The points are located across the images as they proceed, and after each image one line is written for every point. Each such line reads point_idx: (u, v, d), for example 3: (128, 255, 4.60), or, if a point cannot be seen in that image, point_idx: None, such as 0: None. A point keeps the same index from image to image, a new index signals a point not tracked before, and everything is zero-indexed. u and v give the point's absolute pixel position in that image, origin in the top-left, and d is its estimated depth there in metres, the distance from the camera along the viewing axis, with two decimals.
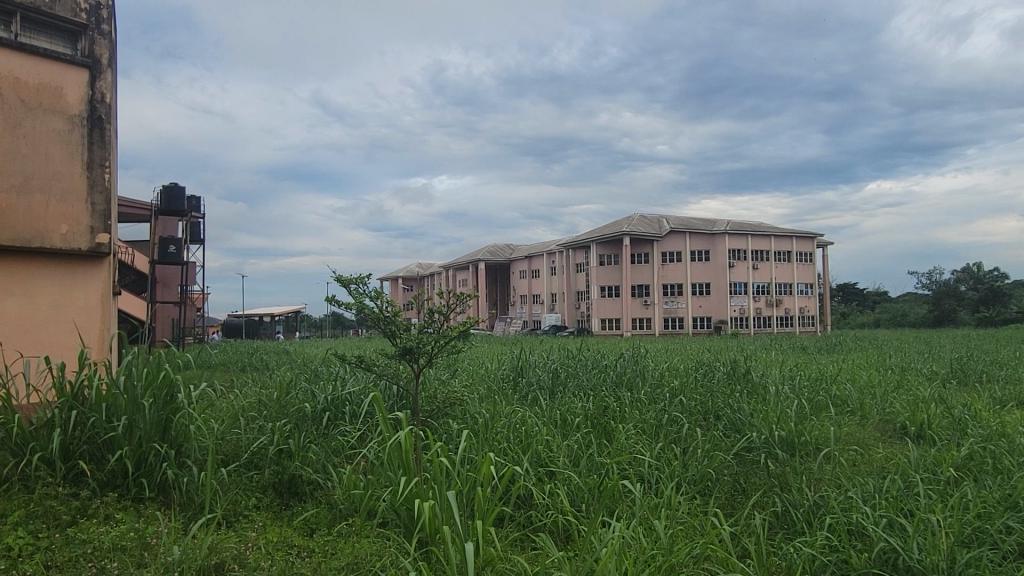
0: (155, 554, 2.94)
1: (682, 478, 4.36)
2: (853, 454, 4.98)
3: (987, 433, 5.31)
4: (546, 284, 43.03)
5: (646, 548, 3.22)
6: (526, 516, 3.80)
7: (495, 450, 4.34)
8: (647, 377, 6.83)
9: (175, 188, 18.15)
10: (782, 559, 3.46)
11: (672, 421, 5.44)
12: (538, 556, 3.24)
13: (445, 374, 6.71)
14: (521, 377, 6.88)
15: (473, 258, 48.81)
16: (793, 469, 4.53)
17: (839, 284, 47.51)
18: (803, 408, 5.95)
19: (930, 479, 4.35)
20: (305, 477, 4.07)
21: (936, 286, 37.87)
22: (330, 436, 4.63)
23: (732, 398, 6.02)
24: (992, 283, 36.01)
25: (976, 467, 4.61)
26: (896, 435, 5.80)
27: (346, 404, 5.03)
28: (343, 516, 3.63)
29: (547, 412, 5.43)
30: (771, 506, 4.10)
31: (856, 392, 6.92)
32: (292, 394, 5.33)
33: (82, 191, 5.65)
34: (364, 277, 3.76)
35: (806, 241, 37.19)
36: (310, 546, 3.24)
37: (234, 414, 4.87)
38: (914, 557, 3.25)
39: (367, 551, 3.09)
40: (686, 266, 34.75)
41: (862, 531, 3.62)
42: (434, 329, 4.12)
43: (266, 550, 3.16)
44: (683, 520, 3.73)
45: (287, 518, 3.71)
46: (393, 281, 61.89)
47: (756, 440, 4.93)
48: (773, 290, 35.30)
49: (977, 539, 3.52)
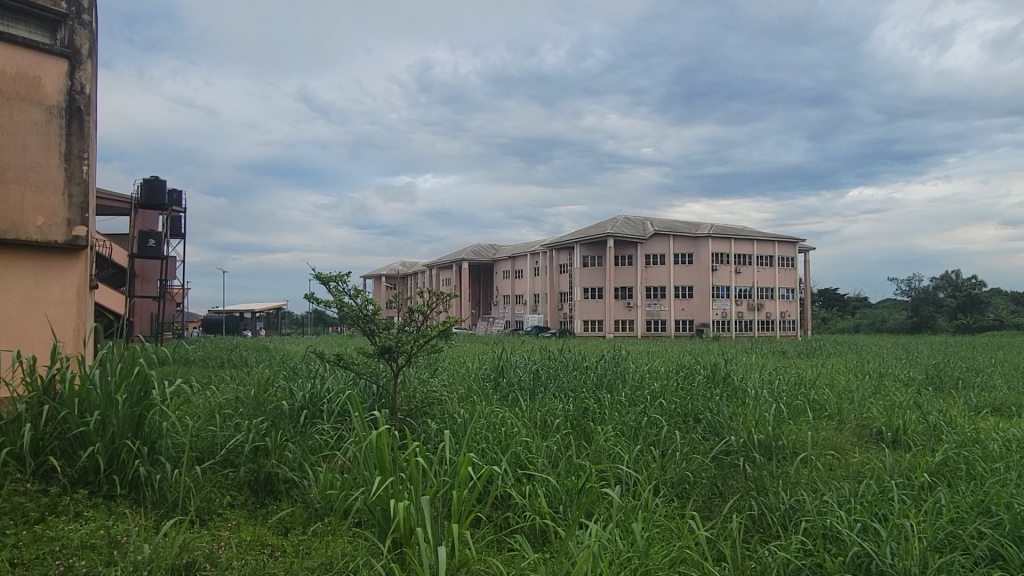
0: (125, 552, 2.90)
1: (660, 480, 4.37)
2: (831, 459, 5.01)
3: (961, 439, 5.38)
4: (530, 284, 43.00)
5: (622, 551, 3.21)
6: (504, 517, 3.79)
7: (474, 452, 4.32)
8: (627, 379, 6.84)
9: (156, 182, 17.93)
10: (757, 561, 3.47)
11: (652, 424, 5.46)
12: (514, 558, 3.22)
13: (425, 373, 6.70)
14: (501, 377, 6.86)
15: (457, 257, 48.71)
16: (770, 473, 4.56)
17: (820, 289, 47.93)
18: (781, 413, 5.97)
19: (905, 484, 4.40)
20: (281, 475, 4.04)
21: (915, 293, 38.37)
22: (307, 434, 4.58)
23: (711, 401, 6.04)
24: (970, 291, 36.49)
25: (951, 473, 4.66)
26: (872, 440, 5.85)
27: (324, 402, 4.98)
28: (318, 516, 3.60)
29: (528, 413, 5.42)
30: (747, 509, 4.11)
31: (834, 396, 6.98)
32: (269, 392, 5.27)
33: (60, 183, 5.56)
34: (344, 275, 3.76)
35: (788, 246, 37.52)
36: (284, 545, 3.21)
37: (210, 410, 4.81)
38: (887, 562, 3.27)
39: (341, 552, 3.06)
40: (669, 268, 34.91)
41: (836, 536, 3.64)
42: (414, 327, 4.09)
43: (239, 549, 3.12)
44: (660, 523, 3.73)
45: (261, 517, 3.67)
46: (376, 279, 61.50)
47: (735, 444, 4.94)
48: (755, 294, 35.54)
49: (949, 545, 3.55)
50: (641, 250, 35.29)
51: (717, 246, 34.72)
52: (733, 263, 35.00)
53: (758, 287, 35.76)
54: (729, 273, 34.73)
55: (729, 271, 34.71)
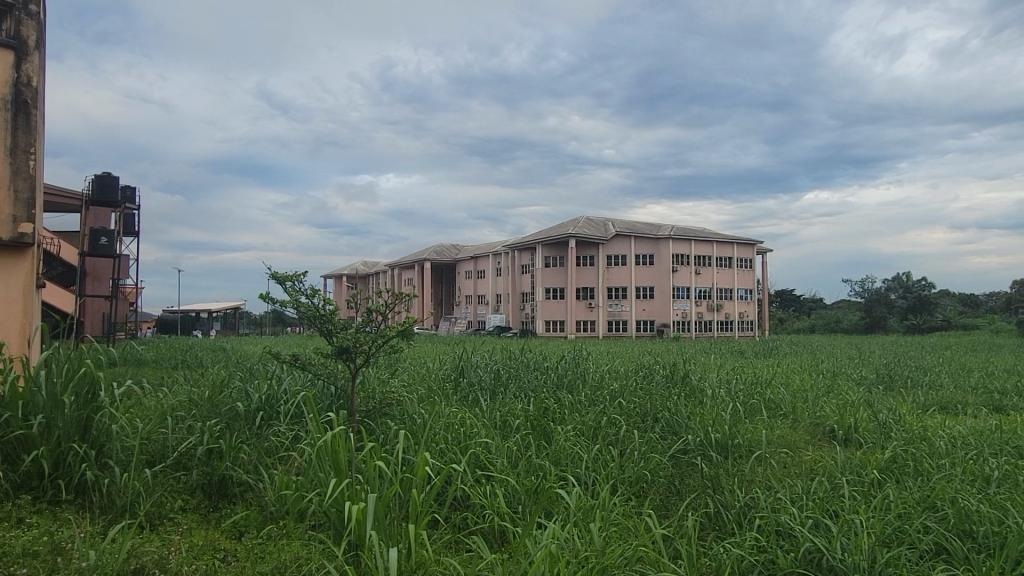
0: (70, 559, 2.82)
1: (617, 480, 4.41)
2: (784, 457, 5.12)
3: (910, 437, 5.53)
4: (492, 284, 42.96)
5: (580, 550, 3.22)
6: (463, 518, 3.78)
7: (432, 452, 4.31)
8: (588, 379, 6.88)
9: (109, 178, 17.48)
10: (712, 559, 3.52)
11: (611, 423, 5.50)
12: (471, 558, 3.21)
13: (385, 374, 6.65)
14: (461, 377, 6.83)
15: (419, 258, 48.44)
16: (726, 471, 4.64)
17: (777, 290, 48.89)
18: (737, 412, 6.06)
19: (856, 481, 4.50)
20: (235, 478, 3.96)
21: (868, 294, 39.37)
22: (263, 436, 4.50)
23: (670, 401, 6.11)
24: (920, 292, 37.57)
25: (899, 469, 4.79)
26: (825, 438, 5.98)
27: (280, 403, 4.90)
28: (273, 518, 3.54)
29: (488, 413, 5.41)
30: (704, 507, 4.18)
31: (789, 395, 7.11)
32: (225, 393, 5.16)
33: (4, 178, 5.40)
34: (301, 275, 3.68)
35: (746, 248, 38.21)
36: (237, 550, 3.15)
37: (163, 412, 4.70)
38: (837, 557, 3.33)
39: (294, 555, 3.02)
40: (630, 269, 35.22)
41: (789, 532, 3.70)
42: (373, 328, 4.04)
43: (190, 554, 3.07)
44: (618, 522, 3.76)
45: (215, 521, 3.60)
46: (337, 280, 60.86)
47: (692, 443, 5.01)
48: (714, 294, 36.07)
49: (897, 539, 3.64)
50: (603, 251, 35.52)
51: (677, 247, 35.16)
52: (692, 264, 35.49)
53: (717, 288, 36.32)
54: (689, 274, 35.20)
55: (689, 271, 35.18)
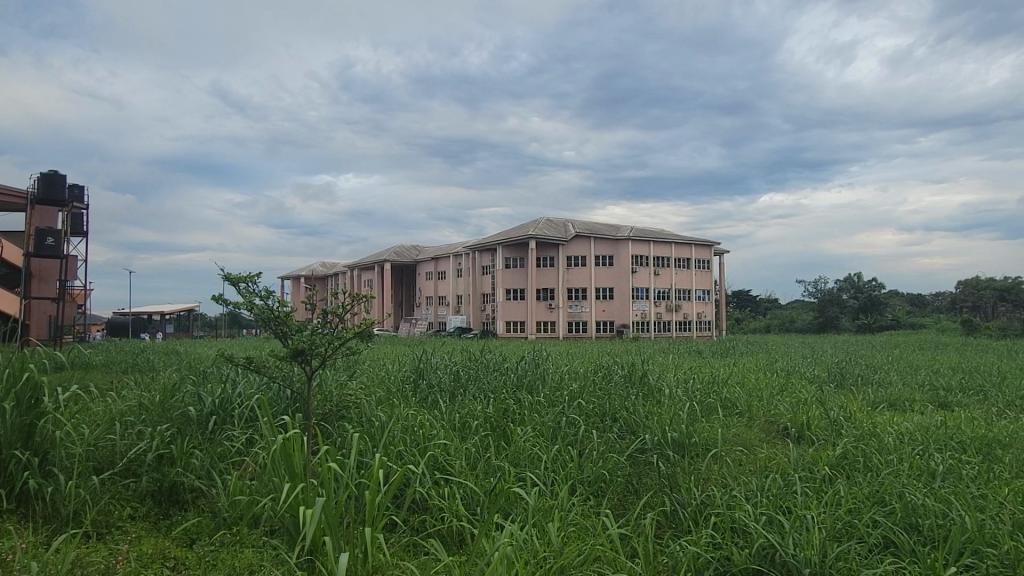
0: (10, 570, 2.72)
1: (576, 479, 4.43)
2: (739, 455, 5.21)
3: (860, 433, 5.67)
4: (453, 285, 42.81)
5: (538, 551, 3.23)
6: (421, 521, 3.76)
7: (390, 454, 4.28)
8: (547, 379, 6.90)
9: (55, 177, 16.99)
10: (668, 557, 3.56)
11: (571, 423, 5.52)
12: (428, 561, 3.19)
13: (343, 376, 6.57)
14: (421, 379, 6.79)
15: (379, 258, 48.03)
16: (683, 469, 4.70)
17: (734, 291, 49.72)
18: (694, 411, 6.15)
19: (808, 477, 4.60)
20: (187, 484, 3.86)
21: (821, 294, 40.29)
22: (216, 441, 4.40)
23: (628, 401, 6.16)
24: (871, 292, 38.57)
25: (850, 465, 4.90)
26: (779, 436, 6.09)
27: (234, 407, 4.79)
28: (226, 525, 3.47)
29: (447, 415, 5.39)
30: (661, 505, 4.23)
31: (744, 394, 7.23)
32: (176, 397, 5.02)
33: None
34: (255, 275, 3.59)
35: (703, 249, 38.82)
36: (188, 557, 3.08)
37: (111, 418, 4.56)
38: (789, 553, 3.39)
39: (246, 562, 2.97)
40: (590, 270, 35.45)
41: (744, 528, 3.76)
42: (330, 329, 3.98)
43: (138, 563, 2.99)
44: (576, 522, 3.78)
45: (165, 528, 3.51)
46: (295, 281, 60.03)
47: (649, 442, 5.06)
48: (673, 295, 36.54)
49: (847, 533, 3.73)
50: (563, 252, 35.68)
51: (636, 248, 35.53)
52: (651, 265, 35.89)
53: (675, 289, 36.79)
54: (648, 275, 35.60)
55: (648, 272, 35.58)
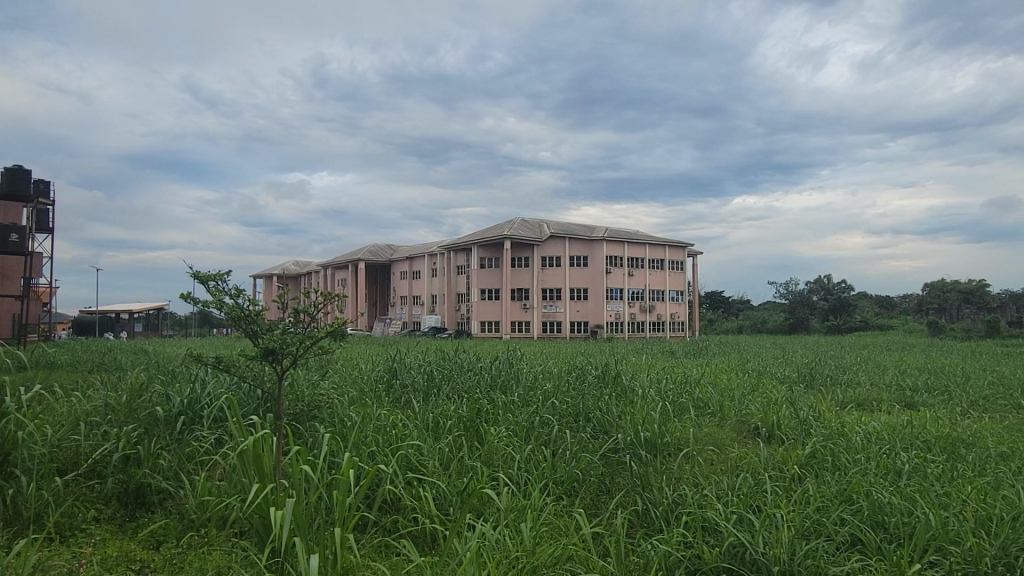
0: None
1: (549, 479, 4.44)
2: (711, 454, 5.25)
3: (829, 433, 5.76)
4: (427, 285, 42.64)
5: (510, 550, 3.22)
6: (392, 521, 3.73)
7: (362, 454, 4.25)
8: (521, 380, 6.90)
9: (20, 172, 16.61)
10: (640, 556, 3.58)
11: (544, 423, 5.53)
12: (399, 561, 3.17)
13: (315, 375, 6.50)
14: (394, 378, 6.75)
15: (353, 258, 47.68)
16: (655, 469, 4.73)
17: (706, 292, 50.18)
18: (667, 411, 6.19)
19: (777, 476, 4.66)
20: (154, 485, 3.80)
21: (792, 296, 40.83)
22: (184, 441, 4.33)
23: (602, 401, 6.18)
24: (840, 294, 39.16)
25: (819, 464, 4.97)
26: (750, 435, 6.16)
27: (203, 407, 4.72)
28: (193, 527, 3.41)
29: (421, 415, 5.36)
30: (633, 505, 4.25)
31: (716, 394, 7.30)
32: (144, 397, 4.93)
33: None
34: (224, 274, 3.53)
35: (676, 251, 39.18)
36: (154, 560, 3.03)
37: (76, 418, 4.47)
38: (759, 550, 3.42)
39: (214, 564, 2.93)
40: (565, 270, 35.54)
41: (715, 527, 3.79)
42: (300, 329, 3.93)
43: (102, 567, 2.94)
44: (549, 521, 3.78)
45: (131, 530, 3.44)
46: (268, 280, 59.35)
47: (622, 442, 5.08)
48: (646, 296, 36.78)
49: (816, 531, 3.78)
50: (538, 252, 35.72)
51: (611, 248, 35.71)
52: (625, 266, 36.09)
53: (649, 290, 37.04)
54: (622, 275, 35.80)
55: (622, 273, 35.76)
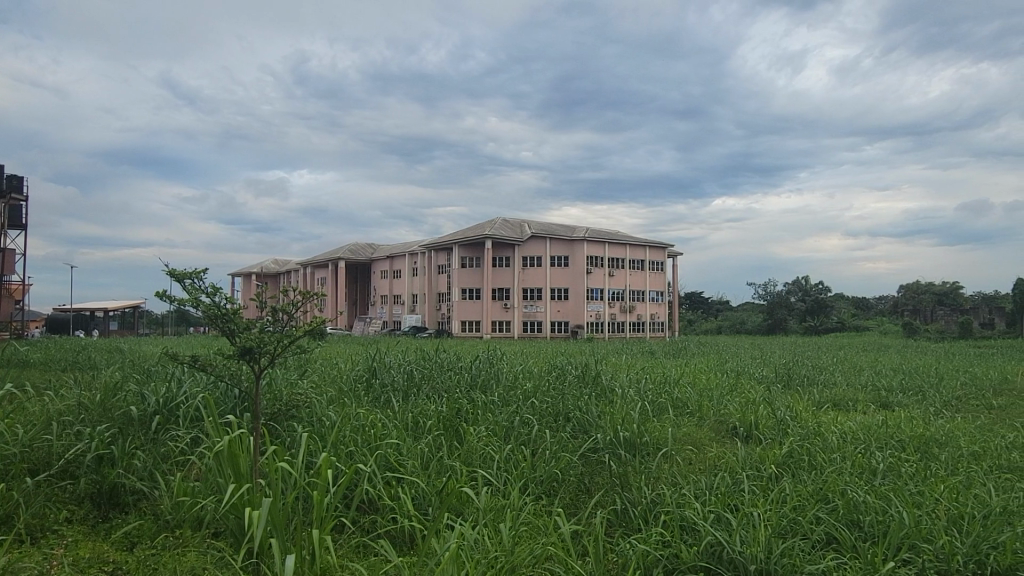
0: None
1: (528, 479, 4.44)
2: (689, 454, 5.28)
3: (805, 432, 5.82)
4: (408, 284, 42.48)
5: (489, 550, 3.21)
6: (371, 522, 3.72)
7: (340, 454, 4.22)
8: (501, 379, 6.88)
9: None
10: (618, 555, 3.59)
11: (524, 423, 5.53)
12: (377, 561, 3.15)
13: (293, 375, 6.45)
14: (374, 378, 6.71)
15: (333, 257, 47.38)
16: (634, 468, 4.75)
17: (686, 293, 50.49)
18: (646, 411, 6.22)
19: (755, 476, 4.69)
20: (128, 486, 3.74)
21: (770, 297, 41.21)
22: (159, 441, 4.27)
23: (582, 401, 6.19)
24: (818, 295, 39.59)
25: (795, 464, 5.01)
26: (728, 435, 6.20)
27: (179, 406, 4.66)
28: (168, 528, 3.37)
29: (400, 414, 5.33)
30: (611, 504, 4.27)
31: (695, 394, 7.34)
32: (118, 396, 4.85)
33: None
34: (201, 272, 3.49)
35: (656, 252, 39.42)
36: (128, 561, 2.99)
37: (48, 418, 4.40)
38: (736, 549, 3.45)
39: (189, 565, 2.89)
40: (545, 270, 35.59)
41: (692, 526, 3.82)
42: (277, 328, 3.90)
43: (73, 569, 2.89)
44: (528, 521, 3.78)
45: (104, 531, 3.40)
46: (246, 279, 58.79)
47: (601, 441, 5.09)
48: (627, 296, 36.94)
49: (792, 530, 3.81)
50: (519, 252, 35.73)
51: (592, 249, 35.82)
52: (606, 266, 36.22)
53: (629, 290, 37.20)
54: (603, 276, 35.92)
55: (602, 273, 35.90)
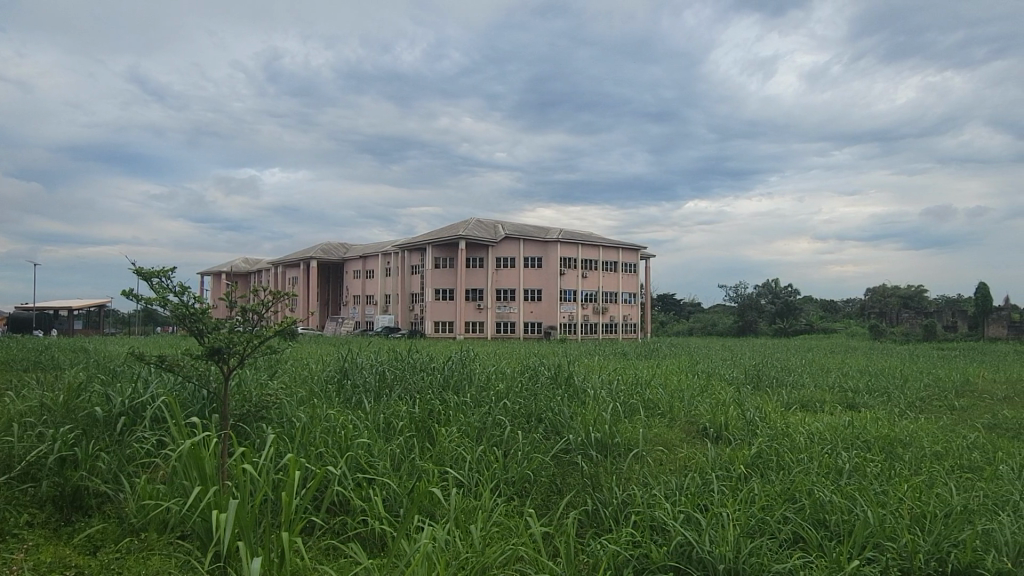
0: None
1: (500, 479, 4.44)
2: (659, 454, 5.32)
3: (774, 433, 5.90)
4: (381, 284, 42.21)
5: (460, 551, 3.21)
6: (340, 524, 3.69)
7: (310, 456, 4.18)
8: (473, 380, 6.87)
9: None
10: (589, 555, 3.61)
11: (496, 424, 5.53)
12: (347, 563, 3.13)
13: (263, 375, 6.37)
14: (345, 379, 6.65)
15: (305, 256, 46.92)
16: (605, 468, 4.78)
17: (658, 295, 50.92)
18: (618, 412, 6.26)
19: (725, 476, 4.75)
20: (92, 489, 3.67)
21: (740, 299, 41.74)
22: (125, 443, 4.20)
23: (554, 402, 6.20)
24: (787, 297, 40.19)
25: (764, 464, 5.08)
26: (698, 435, 6.26)
27: (145, 407, 4.58)
28: (132, 531, 3.31)
29: (372, 415, 5.30)
30: (582, 505, 4.28)
31: (666, 395, 7.40)
32: (82, 397, 4.75)
33: None
34: (168, 271, 3.43)
35: (629, 253, 39.71)
36: (90, 565, 2.93)
37: (9, 419, 4.29)
38: (705, 549, 3.48)
39: (154, 569, 2.85)
40: (519, 271, 35.63)
41: (662, 526, 3.85)
42: (247, 327, 3.86)
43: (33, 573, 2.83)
44: (499, 522, 3.78)
45: (66, 535, 3.33)
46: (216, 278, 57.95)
47: (573, 442, 5.11)
48: (600, 297, 37.15)
49: (760, 530, 3.86)
50: (493, 253, 35.72)
51: (565, 250, 35.95)
52: (579, 267, 36.38)
53: (602, 292, 37.42)
54: (576, 277, 36.09)
55: (576, 274, 36.06)
